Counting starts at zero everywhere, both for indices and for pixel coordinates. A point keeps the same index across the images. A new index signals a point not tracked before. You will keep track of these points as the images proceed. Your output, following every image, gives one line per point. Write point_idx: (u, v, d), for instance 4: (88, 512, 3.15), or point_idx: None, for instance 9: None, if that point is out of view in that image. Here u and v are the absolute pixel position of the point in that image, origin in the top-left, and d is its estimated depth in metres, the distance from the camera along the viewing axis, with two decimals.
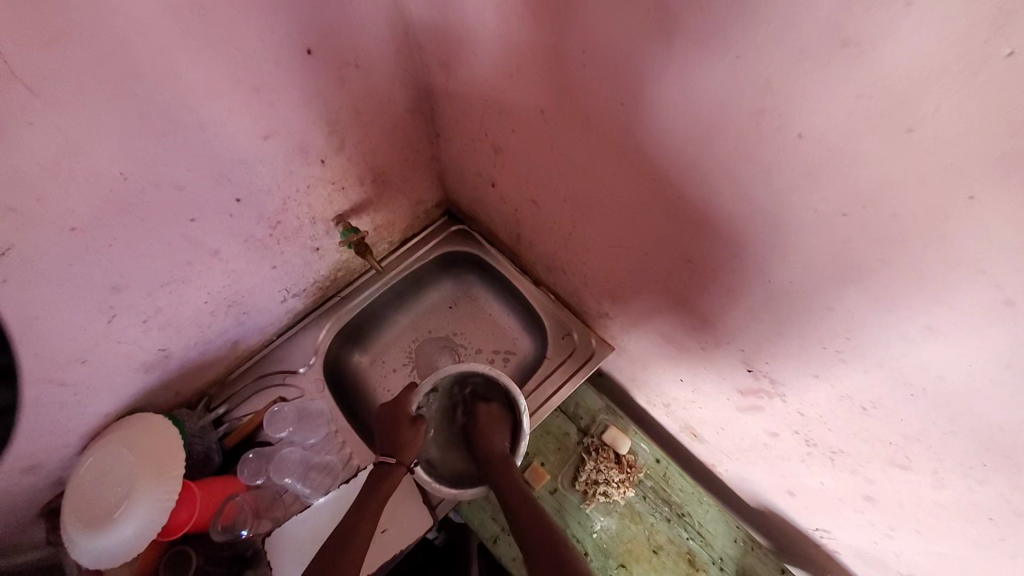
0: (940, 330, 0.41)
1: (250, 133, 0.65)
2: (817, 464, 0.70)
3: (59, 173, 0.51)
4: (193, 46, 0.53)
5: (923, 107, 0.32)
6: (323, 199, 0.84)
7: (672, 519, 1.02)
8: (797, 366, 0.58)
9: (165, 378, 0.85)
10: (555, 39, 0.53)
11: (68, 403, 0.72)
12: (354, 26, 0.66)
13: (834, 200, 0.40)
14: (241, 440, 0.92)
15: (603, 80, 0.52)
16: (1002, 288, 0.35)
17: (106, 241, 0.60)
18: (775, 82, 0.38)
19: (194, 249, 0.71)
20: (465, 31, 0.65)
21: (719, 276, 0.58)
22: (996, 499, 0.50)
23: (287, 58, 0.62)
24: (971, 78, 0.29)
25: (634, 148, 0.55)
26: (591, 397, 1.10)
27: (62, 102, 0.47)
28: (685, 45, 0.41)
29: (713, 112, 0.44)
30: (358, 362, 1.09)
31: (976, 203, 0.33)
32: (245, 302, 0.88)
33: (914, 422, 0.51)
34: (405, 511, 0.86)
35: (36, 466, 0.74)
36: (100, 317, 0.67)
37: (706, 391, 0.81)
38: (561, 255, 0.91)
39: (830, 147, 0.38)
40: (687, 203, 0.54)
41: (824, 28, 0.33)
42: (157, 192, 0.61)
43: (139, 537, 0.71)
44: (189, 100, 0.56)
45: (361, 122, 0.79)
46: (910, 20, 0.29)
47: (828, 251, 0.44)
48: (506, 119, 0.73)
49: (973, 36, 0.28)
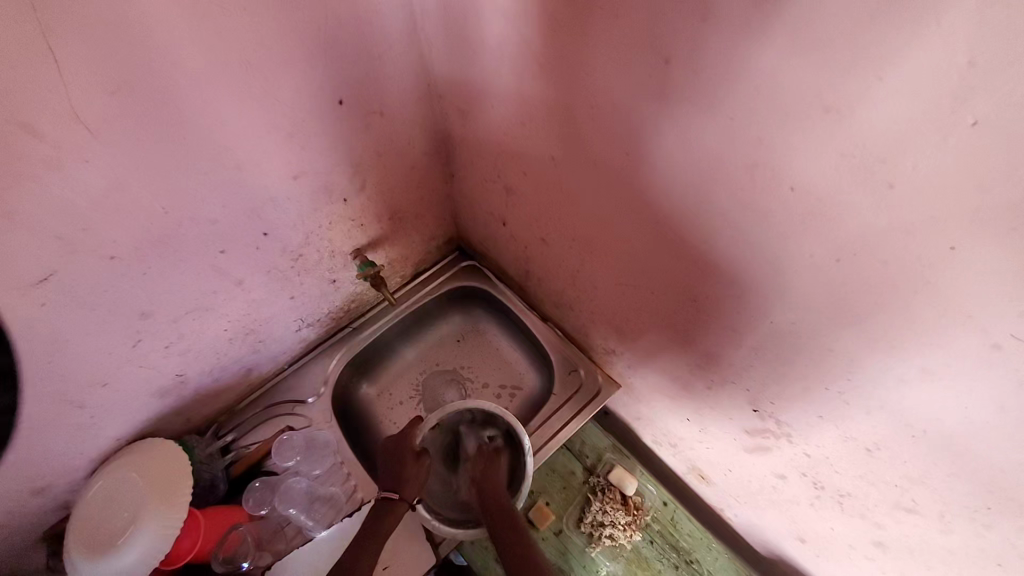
0: (934, 371, 0.43)
1: (281, 172, 0.70)
2: (825, 509, 0.70)
3: (106, 206, 0.56)
4: (239, 97, 0.58)
5: (902, 165, 0.35)
6: (343, 234, 0.89)
7: (680, 566, 0.99)
8: (801, 406, 0.59)
9: (178, 403, 0.87)
10: (564, 91, 0.58)
11: (84, 426, 0.74)
12: (382, 78, 0.72)
13: (825, 247, 0.43)
14: (247, 470, 0.93)
15: (609, 133, 0.56)
16: (988, 333, 0.37)
17: (141, 269, 0.64)
18: (766, 141, 0.41)
19: (220, 278, 0.75)
20: (483, 84, 0.70)
21: (722, 314, 0.60)
22: (1003, 545, 0.50)
23: (320, 108, 0.68)
24: (943, 140, 0.32)
25: (637, 192, 0.59)
26: (596, 435, 1.10)
27: (117, 142, 0.52)
28: (685, 106, 0.46)
29: (710, 165, 0.47)
30: (366, 393, 1.10)
31: (957, 253, 0.36)
32: (261, 331, 0.91)
33: (917, 465, 0.51)
34: (409, 549, 0.85)
35: (46, 488, 0.75)
36: (126, 341, 0.70)
37: (713, 431, 0.81)
38: (568, 291, 0.93)
39: (819, 199, 0.41)
40: (688, 244, 0.57)
41: (809, 96, 0.37)
42: (193, 225, 0.65)
43: (141, 563, 0.71)
44: (229, 143, 0.61)
45: (383, 163, 0.84)
46: (883, 89, 0.33)
47: (824, 293, 0.46)
48: (518, 164, 0.78)
49: (941, 105, 0.31)
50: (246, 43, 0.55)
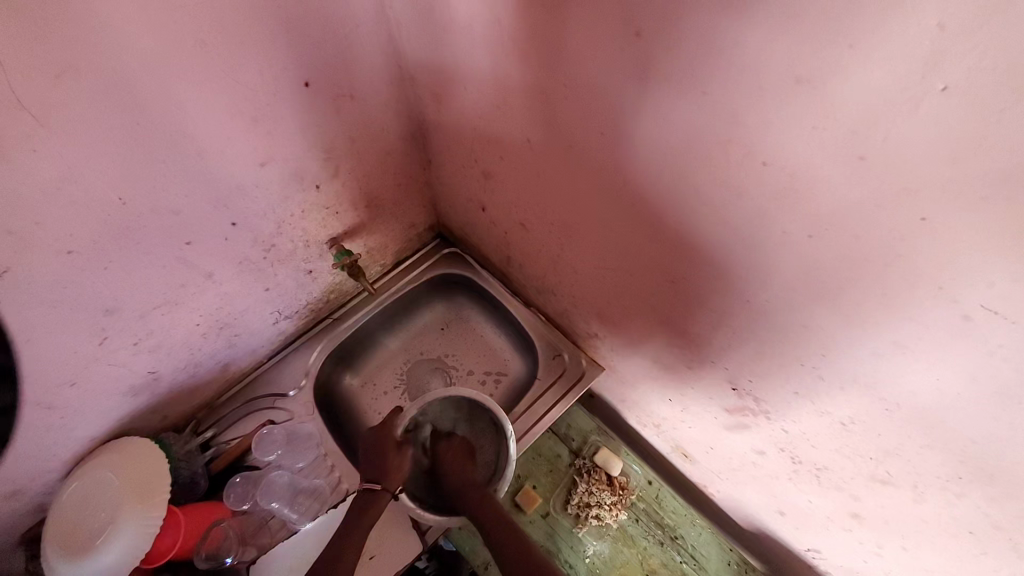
0: (906, 345, 0.43)
1: (247, 158, 0.67)
2: (804, 482, 0.71)
3: (59, 197, 0.53)
4: (196, 79, 0.55)
5: (875, 136, 0.34)
6: (317, 222, 0.86)
7: (665, 543, 1.01)
8: (779, 383, 0.60)
9: (152, 401, 0.85)
10: (537, 69, 0.56)
11: (53, 428, 0.71)
12: (350, 60, 0.69)
13: (800, 223, 0.43)
14: (228, 466, 0.91)
15: (584, 113, 0.55)
16: (960, 305, 0.38)
17: (102, 263, 0.61)
18: (740, 115, 0.41)
19: (188, 271, 0.72)
20: (455, 63, 0.68)
21: (701, 294, 0.60)
22: (975, 512, 0.51)
23: (285, 91, 0.65)
24: (913, 110, 0.32)
25: (615, 172, 0.58)
26: (582, 417, 1.10)
27: (66, 129, 0.49)
28: (659, 82, 0.44)
29: (686, 143, 0.47)
30: (349, 384, 1.09)
31: (929, 224, 0.35)
32: (236, 324, 0.88)
33: (891, 437, 0.52)
34: (394, 539, 0.85)
35: (17, 493, 0.73)
36: (91, 339, 0.67)
37: (694, 410, 0.82)
38: (549, 276, 0.93)
39: (793, 174, 0.40)
40: (667, 224, 0.57)
41: (781, 67, 0.36)
42: (154, 216, 0.63)
43: (121, 563, 0.70)
44: (190, 128, 0.58)
45: (355, 149, 0.81)
46: (855, 58, 0.32)
47: (801, 270, 0.46)
48: (494, 146, 0.76)
49: (911, 74, 0.31)
50: (201, 22, 0.52)
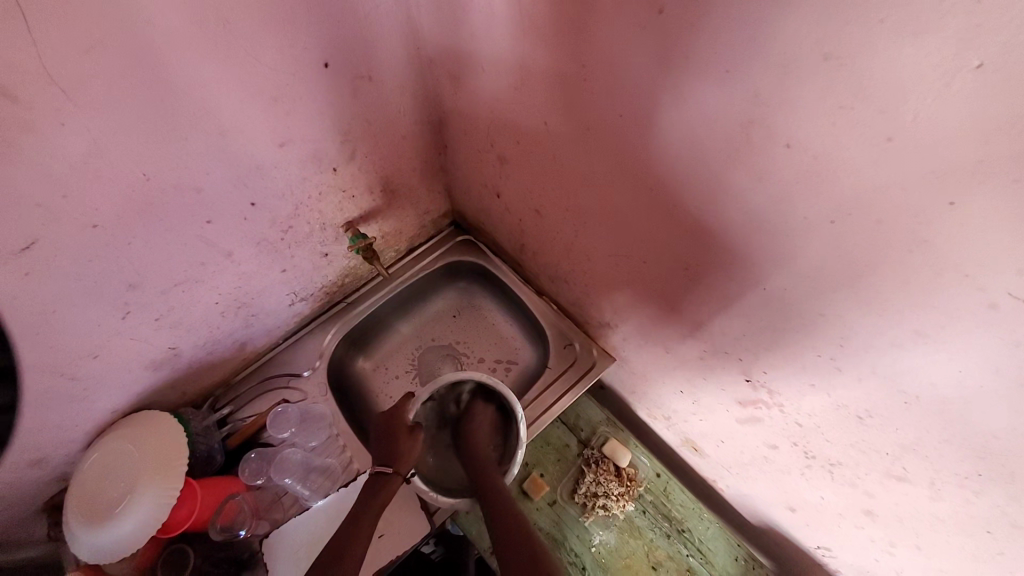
0: (929, 334, 0.42)
1: (267, 138, 0.68)
2: (816, 478, 0.70)
3: (87, 172, 0.54)
4: (219, 57, 0.56)
5: (904, 116, 0.33)
6: (334, 205, 0.87)
7: (672, 535, 1.00)
8: (795, 374, 0.59)
9: (172, 376, 0.87)
10: (556, 49, 0.56)
11: (77, 399, 0.74)
12: (368, 41, 0.70)
13: (822, 208, 0.42)
14: (243, 442, 0.93)
15: (602, 94, 0.54)
16: (986, 292, 0.36)
17: (127, 239, 0.63)
18: (763, 95, 0.40)
19: (208, 249, 0.74)
20: (473, 45, 0.68)
21: (715, 281, 0.59)
22: (992, 510, 0.50)
23: (304, 71, 0.65)
24: (945, 87, 0.31)
25: (633, 156, 0.57)
26: (591, 408, 1.10)
27: (93, 104, 0.50)
28: (680, 62, 0.44)
29: (706, 124, 0.46)
30: (361, 367, 1.11)
31: (956, 208, 0.34)
32: (254, 304, 0.90)
33: (909, 431, 0.51)
34: (404, 520, 0.86)
35: (42, 460, 0.75)
36: (115, 313, 0.69)
37: (706, 402, 0.81)
38: (563, 264, 0.92)
39: (815, 156, 0.40)
40: (682, 210, 0.56)
41: (809, 44, 0.35)
42: (176, 193, 0.64)
43: (139, 534, 0.72)
44: (212, 107, 0.59)
45: (372, 132, 0.82)
46: (884, 35, 0.31)
47: (821, 258, 0.45)
48: (509, 131, 0.75)
49: (945, 50, 0.30)
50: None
